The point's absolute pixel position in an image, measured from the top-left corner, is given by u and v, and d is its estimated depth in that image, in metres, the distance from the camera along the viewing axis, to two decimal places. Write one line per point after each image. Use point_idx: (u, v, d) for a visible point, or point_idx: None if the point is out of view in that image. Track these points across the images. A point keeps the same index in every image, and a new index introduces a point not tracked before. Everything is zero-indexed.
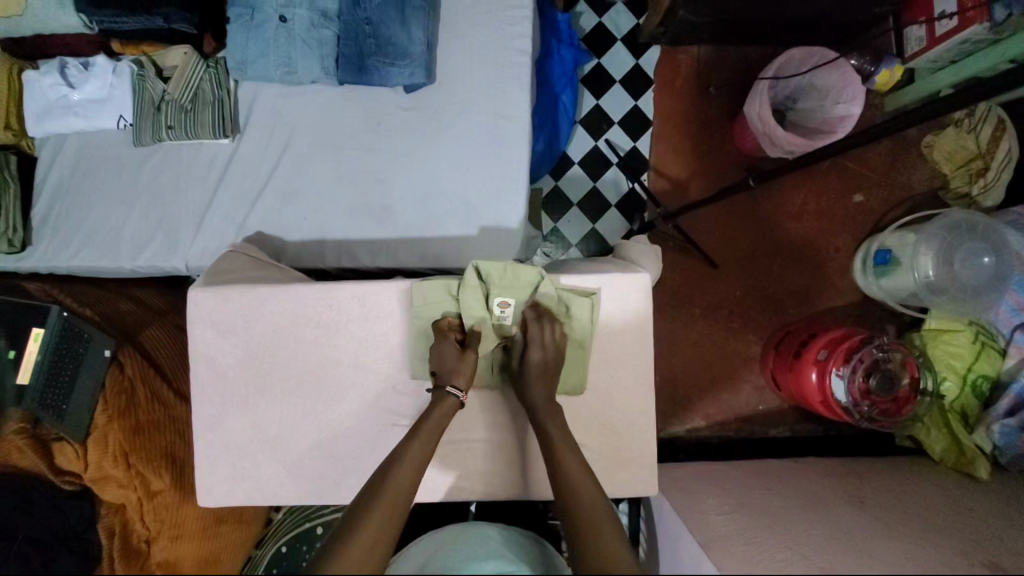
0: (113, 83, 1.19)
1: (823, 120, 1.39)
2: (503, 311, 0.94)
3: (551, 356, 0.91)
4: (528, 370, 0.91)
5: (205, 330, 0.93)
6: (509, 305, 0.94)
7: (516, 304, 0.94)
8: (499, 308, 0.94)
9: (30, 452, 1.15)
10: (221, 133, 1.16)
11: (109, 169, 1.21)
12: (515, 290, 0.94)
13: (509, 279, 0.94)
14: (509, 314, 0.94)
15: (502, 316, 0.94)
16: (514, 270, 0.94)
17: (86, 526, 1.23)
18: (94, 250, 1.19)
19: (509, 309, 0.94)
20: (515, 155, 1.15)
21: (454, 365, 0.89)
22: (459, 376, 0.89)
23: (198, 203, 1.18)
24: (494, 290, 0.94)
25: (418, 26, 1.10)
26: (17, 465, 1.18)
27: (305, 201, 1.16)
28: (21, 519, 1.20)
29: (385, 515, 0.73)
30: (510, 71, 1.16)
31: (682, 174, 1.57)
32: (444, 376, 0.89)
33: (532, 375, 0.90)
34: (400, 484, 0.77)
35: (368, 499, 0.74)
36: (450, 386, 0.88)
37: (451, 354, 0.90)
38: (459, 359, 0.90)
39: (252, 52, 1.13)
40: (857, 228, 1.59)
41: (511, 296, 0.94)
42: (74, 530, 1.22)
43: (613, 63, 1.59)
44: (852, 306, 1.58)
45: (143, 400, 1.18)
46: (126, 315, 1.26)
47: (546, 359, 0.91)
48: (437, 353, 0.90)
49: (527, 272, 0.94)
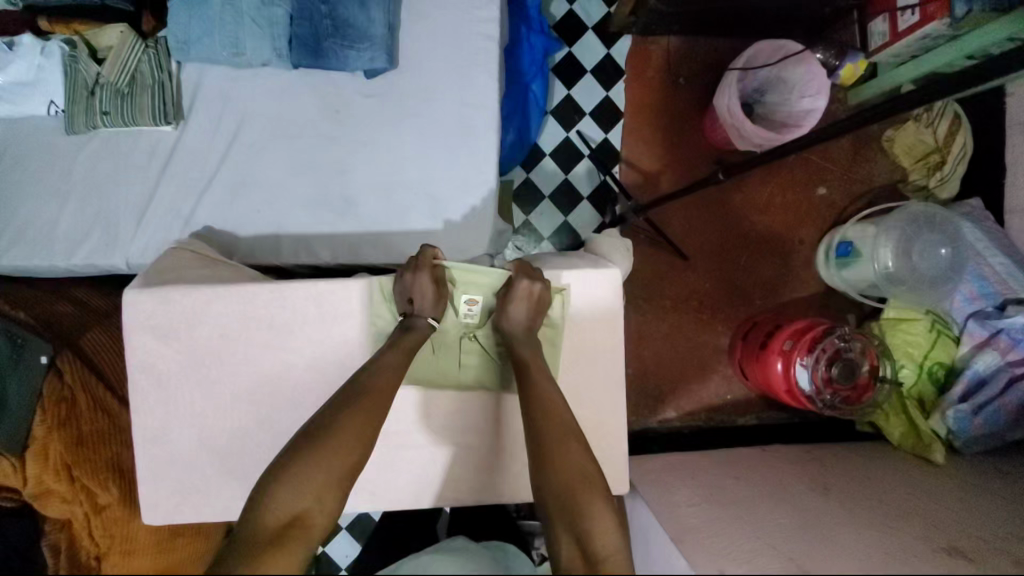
0: (41, 65, 1.08)
1: (789, 114, 1.40)
2: (471, 308, 0.92)
3: (534, 302, 0.88)
4: (510, 318, 0.88)
5: (145, 336, 0.87)
6: (476, 302, 0.92)
7: (484, 301, 0.93)
8: (465, 305, 0.92)
9: None
10: (163, 120, 1.07)
11: (37, 159, 1.11)
12: (485, 287, 0.92)
13: (476, 276, 0.92)
14: (476, 312, 0.93)
15: (468, 314, 0.93)
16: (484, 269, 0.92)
17: (31, 544, 1.14)
18: (25, 247, 1.09)
19: (477, 306, 0.93)
20: (483, 145, 1.11)
21: (432, 298, 0.87)
22: (436, 309, 0.88)
23: (139, 196, 1.09)
24: (460, 285, 0.92)
25: (378, 7, 1.04)
26: None
27: (260, 193, 1.09)
28: None
29: (370, 411, 0.79)
30: (476, 57, 1.11)
31: (653, 166, 1.56)
32: (421, 308, 0.87)
33: (512, 320, 0.88)
34: (385, 385, 0.81)
35: (354, 396, 0.79)
36: (428, 317, 0.88)
37: (429, 288, 0.87)
38: (438, 291, 0.88)
39: (196, 32, 1.04)
40: (821, 219, 1.62)
41: (479, 293, 0.92)
42: (16, 549, 1.13)
43: (583, 52, 1.55)
44: (817, 296, 1.61)
45: (86, 410, 1.09)
46: (62, 317, 1.16)
47: (533, 299, 0.87)
48: (412, 285, 0.87)
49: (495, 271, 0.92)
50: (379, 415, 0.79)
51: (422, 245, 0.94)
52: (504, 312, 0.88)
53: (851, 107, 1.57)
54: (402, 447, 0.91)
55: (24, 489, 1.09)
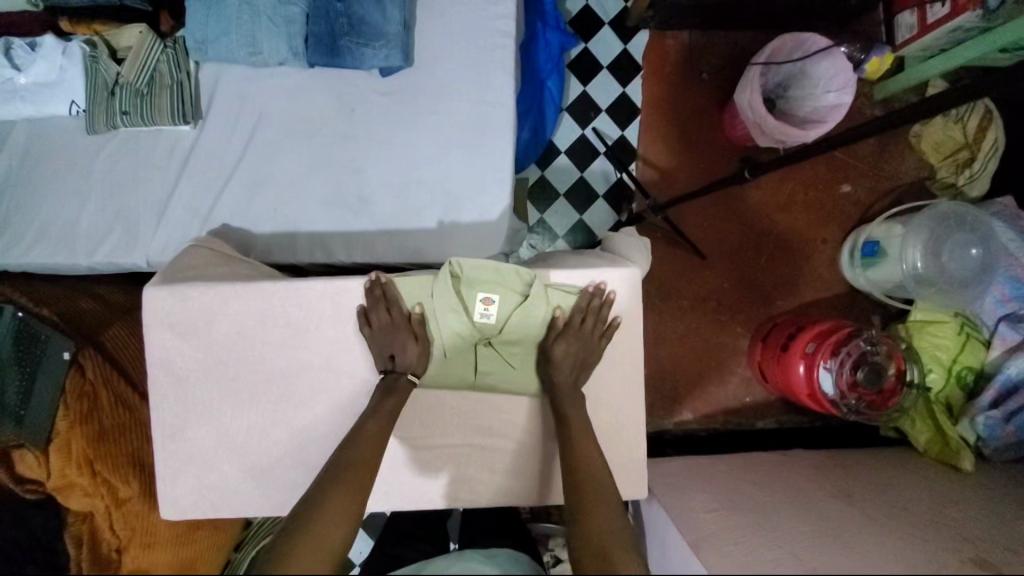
0: (63, 65, 1.09)
1: (813, 109, 1.35)
2: (486, 308, 0.88)
3: (583, 346, 0.89)
4: (554, 356, 0.89)
5: (164, 334, 0.87)
6: (492, 302, 0.88)
7: (502, 299, 0.89)
8: (480, 305, 0.88)
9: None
10: (181, 119, 1.08)
11: (61, 159, 1.12)
12: (504, 286, 0.89)
13: (494, 276, 0.89)
14: (492, 312, 0.88)
15: (483, 314, 0.88)
16: (503, 267, 0.89)
17: (53, 535, 1.20)
18: (48, 244, 1.10)
19: (493, 306, 0.88)
20: (498, 143, 1.09)
21: (413, 356, 0.88)
22: (418, 365, 0.89)
23: (159, 195, 1.10)
24: (474, 285, 0.88)
25: (394, 5, 1.03)
26: None
27: (276, 191, 1.09)
28: None
29: (354, 487, 0.77)
30: (492, 55, 1.10)
31: (671, 163, 1.53)
32: (403, 365, 0.88)
33: (563, 354, 0.88)
34: (366, 456, 0.80)
35: (337, 473, 0.78)
36: (411, 372, 0.88)
37: (405, 343, 0.87)
38: (416, 348, 0.88)
39: (214, 31, 1.04)
40: (845, 218, 1.58)
41: (495, 292, 0.88)
42: (40, 540, 1.20)
43: (600, 48, 1.53)
44: (840, 298, 1.57)
45: (107, 402, 1.14)
46: (83, 315, 1.18)
47: (576, 358, 0.89)
48: (394, 343, 0.87)
49: (519, 273, 0.89)
50: (363, 491, 0.78)
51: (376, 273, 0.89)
52: (553, 348, 0.89)
53: (878, 101, 1.54)
54: (418, 447, 0.91)
55: (46, 482, 1.13)
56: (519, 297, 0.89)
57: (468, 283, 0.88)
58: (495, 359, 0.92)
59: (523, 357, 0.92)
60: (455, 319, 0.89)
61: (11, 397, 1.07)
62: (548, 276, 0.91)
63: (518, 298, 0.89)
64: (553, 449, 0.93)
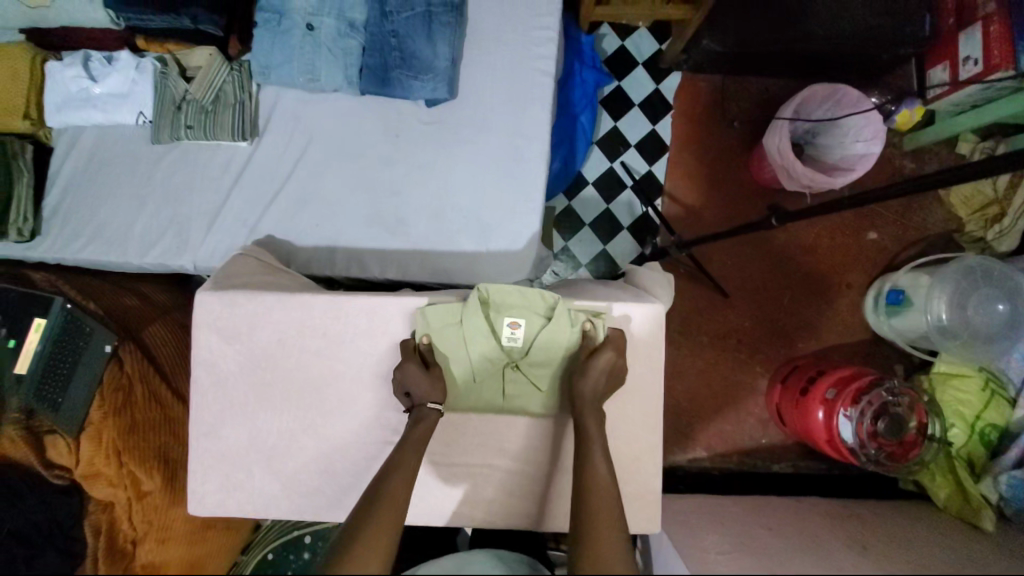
0: (136, 79, 1.17)
1: (842, 157, 1.38)
2: (513, 332, 0.91)
3: (616, 362, 0.89)
4: (585, 374, 0.87)
5: (209, 336, 0.92)
6: (518, 325, 0.91)
7: (527, 323, 0.91)
8: (508, 329, 0.91)
9: (22, 445, 1.18)
10: (240, 136, 1.15)
11: (124, 166, 1.20)
12: (528, 309, 0.92)
13: (519, 300, 0.92)
14: (519, 335, 0.91)
15: (511, 337, 0.91)
16: (527, 291, 0.92)
17: (75, 522, 1.29)
18: (103, 243, 1.18)
19: (519, 330, 0.91)
20: (532, 174, 1.14)
21: (427, 382, 0.88)
22: (436, 393, 0.88)
23: (211, 205, 1.17)
24: (502, 310, 0.91)
25: (444, 42, 1.10)
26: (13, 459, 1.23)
27: (320, 208, 1.16)
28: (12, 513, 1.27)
29: (390, 511, 0.75)
30: (531, 92, 1.15)
31: (696, 201, 1.57)
32: (421, 395, 0.87)
33: (591, 373, 0.87)
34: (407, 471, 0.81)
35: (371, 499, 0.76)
36: (431, 402, 0.87)
37: (417, 374, 0.87)
38: (430, 377, 0.88)
39: (278, 58, 1.12)
40: (870, 265, 1.58)
41: (522, 316, 0.91)
42: (62, 526, 1.29)
43: (633, 87, 1.59)
44: (862, 344, 1.56)
45: (140, 394, 1.24)
46: (125, 311, 1.30)
47: (607, 375, 0.88)
48: (406, 378, 0.88)
49: (543, 297, 0.92)
50: (399, 514, 0.75)
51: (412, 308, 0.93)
52: (582, 371, 0.88)
53: (908, 152, 1.56)
54: (440, 463, 0.94)
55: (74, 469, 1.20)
56: (545, 319, 0.91)
57: (496, 308, 0.92)
58: (524, 383, 0.93)
59: (553, 380, 0.93)
60: (483, 342, 0.90)
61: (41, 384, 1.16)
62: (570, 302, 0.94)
63: (542, 321, 0.92)
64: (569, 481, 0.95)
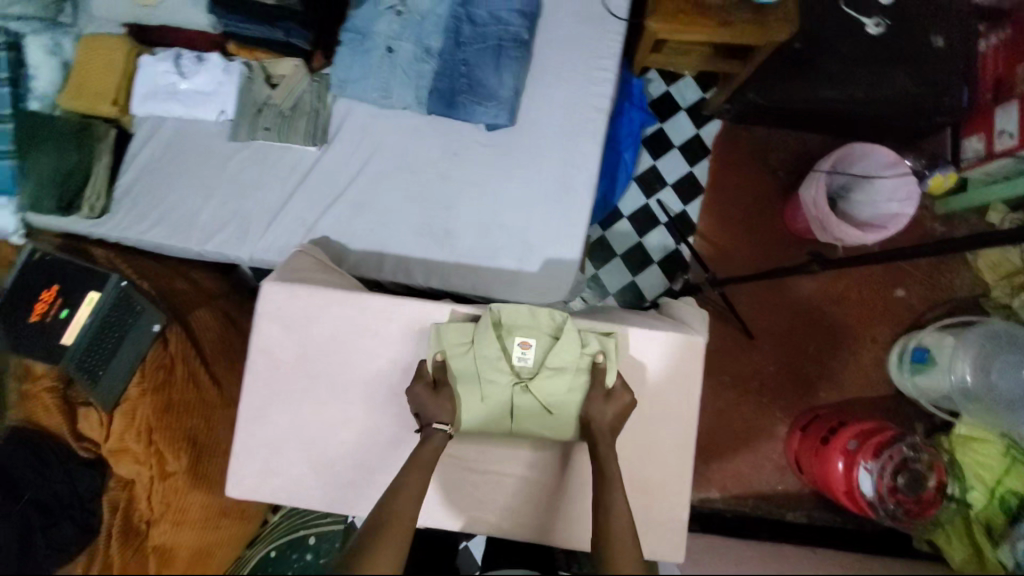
0: (222, 80, 1.26)
1: (874, 215, 1.43)
2: (524, 351, 0.94)
3: (625, 401, 0.91)
4: (600, 406, 0.90)
5: (269, 323, 0.97)
6: (529, 345, 0.95)
7: (537, 343, 0.95)
8: (518, 348, 0.95)
9: (59, 413, 1.31)
10: (311, 141, 1.23)
11: (196, 157, 1.28)
12: (537, 329, 0.96)
13: (530, 320, 0.96)
14: (529, 355, 0.94)
15: (521, 358, 0.94)
16: (536, 311, 0.97)
17: (92, 496, 1.33)
18: (167, 228, 1.25)
19: (529, 350, 0.95)
20: (578, 202, 1.20)
21: (433, 405, 0.90)
22: (444, 413, 0.90)
23: (271, 202, 1.24)
24: (513, 330, 0.96)
25: (510, 74, 1.18)
26: (43, 426, 1.32)
27: (375, 214, 1.23)
28: (31, 478, 1.30)
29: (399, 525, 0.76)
30: (585, 126, 1.22)
31: (728, 243, 1.62)
32: (427, 417, 0.89)
33: (603, 403, 0.90)
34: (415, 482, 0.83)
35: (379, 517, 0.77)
36: (439, 422, 0.89)
37: (426, 395, 0.90)
38: (437, 398, 0.90)
39: (356, 73, 1.21)
40: (896, 322, 1.61)
41: (531, 336, 0.95)
42: (78, 499, 1.32)
43: (675, 129, 1.66)
44: (883, 399, 1.57)
45: (179, 377, 1.31)
46: (179, 294, 1.39)
47: (624, 404, 0.91)
48: (415, 400, 0.90)
49: (551, 316, 0.96)
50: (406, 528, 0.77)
51: (428, 323, 0.97)
52: (597, 403, 0.90)
53: (939, 215, 1.60)
54: (474, 469, 0.98)
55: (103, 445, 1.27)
56: (552, 339, 0.96)
57: (507, 328, 0.96)
58: (533, 405, 0.93)
59: (560, 403, 0.93)
60: (493, 362, 0.93)
61: (93, 357, 1.22)
62: (579, 324, 0.98)
63: (550, 340, 0.95)
64: (581, 492, 0.97)
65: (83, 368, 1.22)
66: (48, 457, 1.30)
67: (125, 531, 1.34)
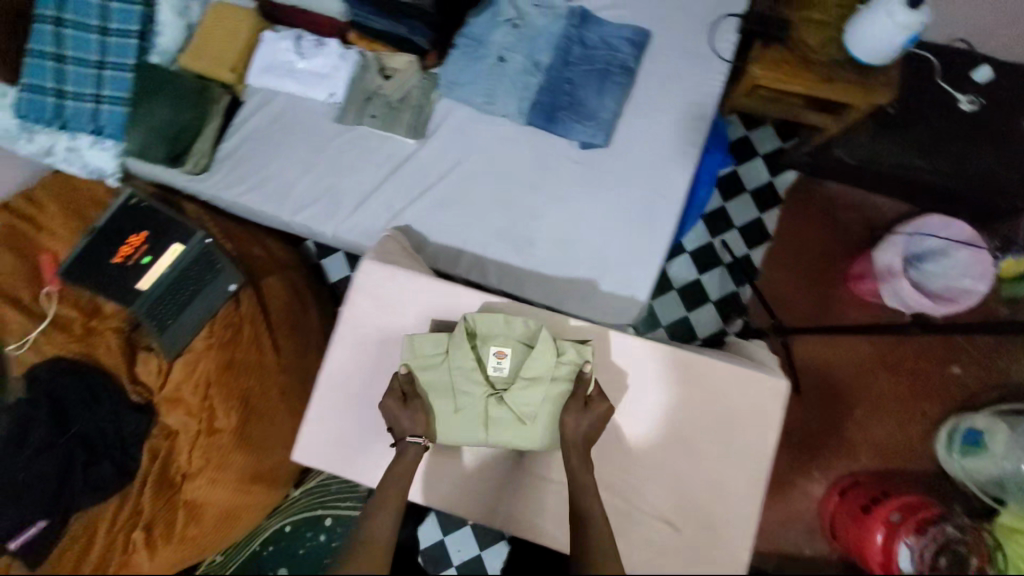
0: (337, 65, 1.32)
1: (944, 287, 1.44)
2: (499, 361, 0.95)
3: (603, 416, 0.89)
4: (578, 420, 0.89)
5: (362, 298, 1.01)
6: (504, 354, 0.95)
7: (512, 352, 0.95)
8: (494, 358, 0.95)
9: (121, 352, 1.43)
10: (411, 133, 1.29)
11: (299, 132, 1.34)
12: (511, 339, 0.96)
13: (504, 329, 0.96)
14: (504, 365, 0.95)
15: (496, 367, 0.96)
16: (511, 319, 0.96)
17: (135, 438, 1.38)
18: (261, 196, 1.31)
19: (505, 359, 0.95)
20: (659, 231, 1.22)
21: (405, 419, 0.91)
22: (417, 426, 0.92)
23: (363, 186, 1.29)
24: (487, 340, 0.96)
25: (611, 99, 1.24)
26: (100, 363, 1.43)
27: (460, 212, 1.26)
28: (83, 414, 1.38)
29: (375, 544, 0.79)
30: (677, 158, 1.24)
31: (792, 293, 1.62)
32: (401, 431, 0.92)
33: (578, 417, 0.89)
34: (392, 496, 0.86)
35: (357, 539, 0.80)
36: (409, 437, 0.91)
37: (398, 411, 0.92)
38: (410, 413, 0.92)
39: (466, 76, 1.27)
40: (948, 399, 1.58)
41: (507, 345, 0.95)
42: (122, 440, 1.38)
43: (749, 174, 1.68)
44: (926, 476, 1.54)
45: (247, 335, 1.36)
46: (254, 259, 1.47)
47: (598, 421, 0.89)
48: (388, 415, 0.93)
49: (525, 325, 0.95)
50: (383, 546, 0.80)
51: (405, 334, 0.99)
52: (574, 415, 0.89)
53: (1005, 299, 1.58)
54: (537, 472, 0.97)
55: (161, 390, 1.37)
56: (528, 348, 0.95)
57: (482, 338, 0.96)
58: (507, 415, 0.94)
59: (534, 410, 0.93)
60: (467, 371, 0.95)
61: (163, 308, 1.34)
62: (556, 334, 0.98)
63: (524, 350, 0.95)
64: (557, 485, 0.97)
65: (155, 316, 1.34)
66: (103, 395, 1.39)
67: (160, 486, 1.32)
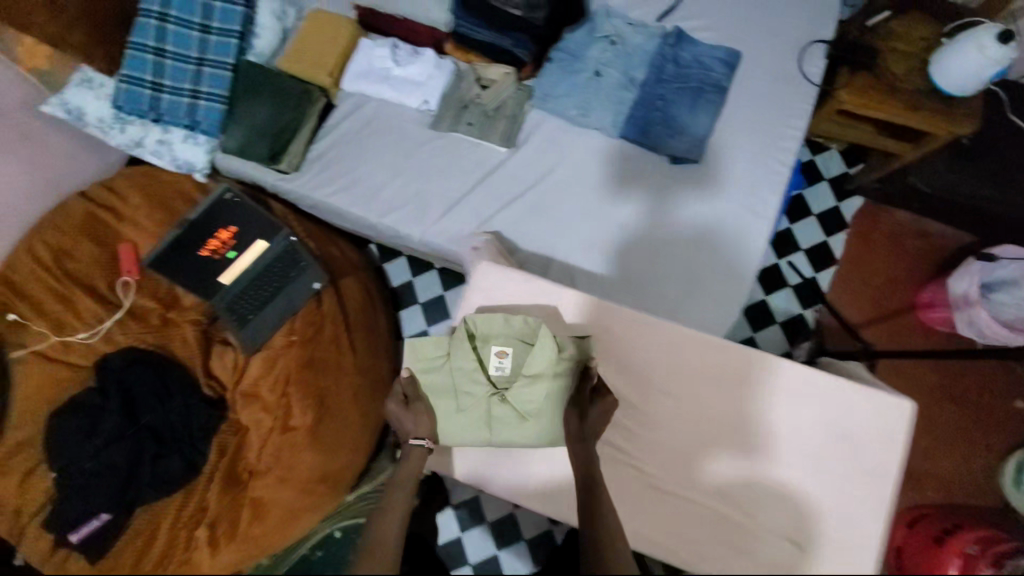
0: (432, 74, 1.36)
1: (1016, 315, 1.44)
2: (500, 360, 1.02)
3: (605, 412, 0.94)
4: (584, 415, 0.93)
5: (476, 296, 1.05)
6: (505, 354, 1.02)
7: (513, 352, 1.02)
8: (496, 358, 1.02)
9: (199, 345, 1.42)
10: (504, 142, 1.32)
11: (390, 136, 1.36)
12: (512, 339, 1.02)
13: (504, 329, 1.01)
14: (505, 364, 1.02)
15: (498, 366, 1.02)
16: (511, 319, 1.01)
17: (203, 433, 1.36)
18: (350, 196, 1.33)
19: (506, 358, 1.02)
20: (751, 247, 1.22)
21: (409, 421, 0.99)
22: (421, 428, 0.99)
23: (454, 190, 1.31)
24: (489, 341, 1.02)
25: (705, 116, 1.27)
26: (174, 352, 1.43)
27: (550, 221, 1.28)
28: (153, 404, 1.37)
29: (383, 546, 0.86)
30: (768, 177, 1.26)
31: (863, 318, 1.62)
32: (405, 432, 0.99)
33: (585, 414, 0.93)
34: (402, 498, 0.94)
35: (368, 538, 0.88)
36: (412, 438, 0.98)
37: (400, 415, 1.00)
38: (413, 416, 0.99)
39: (561, 90, 1.31)
40: (1015, 434, 1.56)
41: (508, 346, 1.02)
42: (191, 434, 1.36)
43: (815, 198, 1.70)
44: (993, 512, 1.51)
45: (329, 330, 1.37)
46: (335, 259, 1.47)
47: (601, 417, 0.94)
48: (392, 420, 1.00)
49: (524, 325, 1.00)
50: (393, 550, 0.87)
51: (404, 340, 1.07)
52: (580, 411, 0.94)
53: None
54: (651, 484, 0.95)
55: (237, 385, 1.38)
56: (526, 345, 1.01)
57: (483, 340, 1.03)
58: (510, 411, 1.00)
59: (538, 402, 0.99)
60: (470, 371, 1.02)
61: (244, 303, 1.36)
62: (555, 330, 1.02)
63: (525, 348, 1.01)
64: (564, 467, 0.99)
65: (235, 310, 1.36)
66: (173, 385, 1.39)
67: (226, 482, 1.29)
